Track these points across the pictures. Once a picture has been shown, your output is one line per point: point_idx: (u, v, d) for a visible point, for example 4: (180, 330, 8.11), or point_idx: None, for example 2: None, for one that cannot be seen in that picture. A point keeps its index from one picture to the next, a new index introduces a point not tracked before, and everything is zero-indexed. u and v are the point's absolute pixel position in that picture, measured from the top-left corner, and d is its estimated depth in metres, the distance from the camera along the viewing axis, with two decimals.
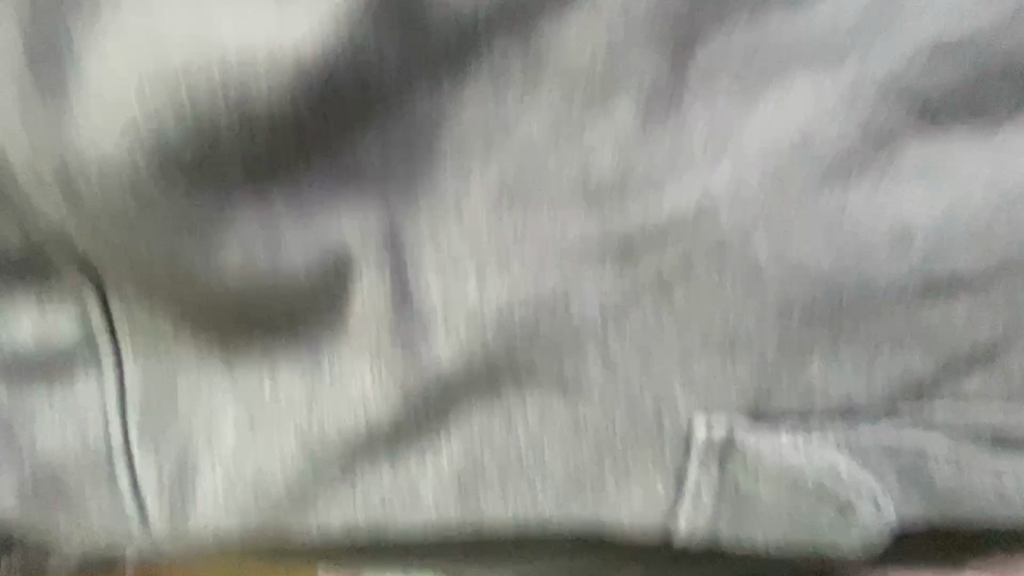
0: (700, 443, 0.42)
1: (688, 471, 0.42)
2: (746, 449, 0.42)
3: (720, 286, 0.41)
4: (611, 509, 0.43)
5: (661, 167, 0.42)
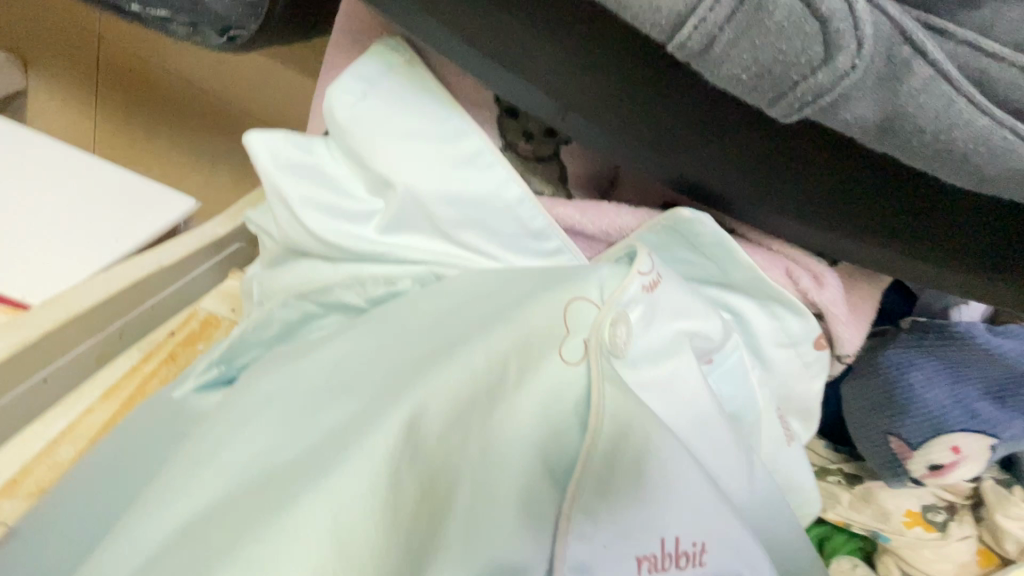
0: (678, 216, 0.35)
1: (631, 284, 0.35)
2: (703, 230, 0.35)
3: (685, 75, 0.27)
4: (536, 270, 0.38)
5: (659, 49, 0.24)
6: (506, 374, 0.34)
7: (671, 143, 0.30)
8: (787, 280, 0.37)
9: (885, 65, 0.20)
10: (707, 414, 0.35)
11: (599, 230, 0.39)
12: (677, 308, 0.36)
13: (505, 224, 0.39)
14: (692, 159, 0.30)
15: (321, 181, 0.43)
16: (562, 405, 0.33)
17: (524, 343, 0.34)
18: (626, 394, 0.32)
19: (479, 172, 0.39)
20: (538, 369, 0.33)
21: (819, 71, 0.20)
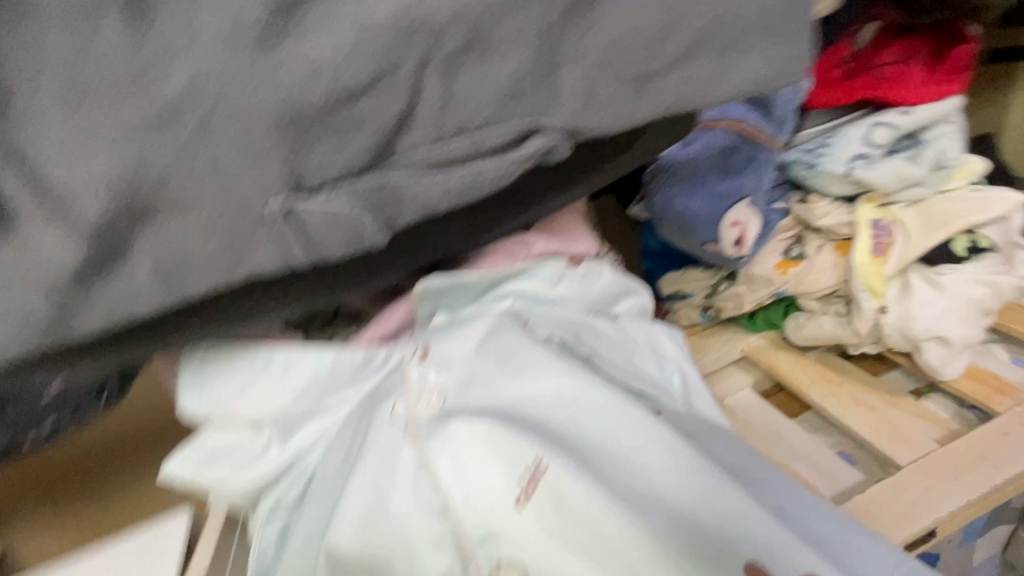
0: (421, 288, 0.42)
1: (410, 369, 0.42)
2: (438, 286, 0.43)
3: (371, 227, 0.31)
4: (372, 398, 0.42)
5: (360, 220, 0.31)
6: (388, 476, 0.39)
7: (401, 258, 0.40)
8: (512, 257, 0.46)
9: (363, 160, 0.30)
10: (519, 450, 0.37)
11: (400, 323, 0.46)
12: (454, 360, 0.42)
13: (343, 375, 0.43)
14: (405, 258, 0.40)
15: (211, 459, 0.44)
16: (408, 482, 0.39)
17: (374, 477, 0.40)
18: (453, 468, 0.38)
19: (284, 373, 0.43)
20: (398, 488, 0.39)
21: (435, 172, 0.32)
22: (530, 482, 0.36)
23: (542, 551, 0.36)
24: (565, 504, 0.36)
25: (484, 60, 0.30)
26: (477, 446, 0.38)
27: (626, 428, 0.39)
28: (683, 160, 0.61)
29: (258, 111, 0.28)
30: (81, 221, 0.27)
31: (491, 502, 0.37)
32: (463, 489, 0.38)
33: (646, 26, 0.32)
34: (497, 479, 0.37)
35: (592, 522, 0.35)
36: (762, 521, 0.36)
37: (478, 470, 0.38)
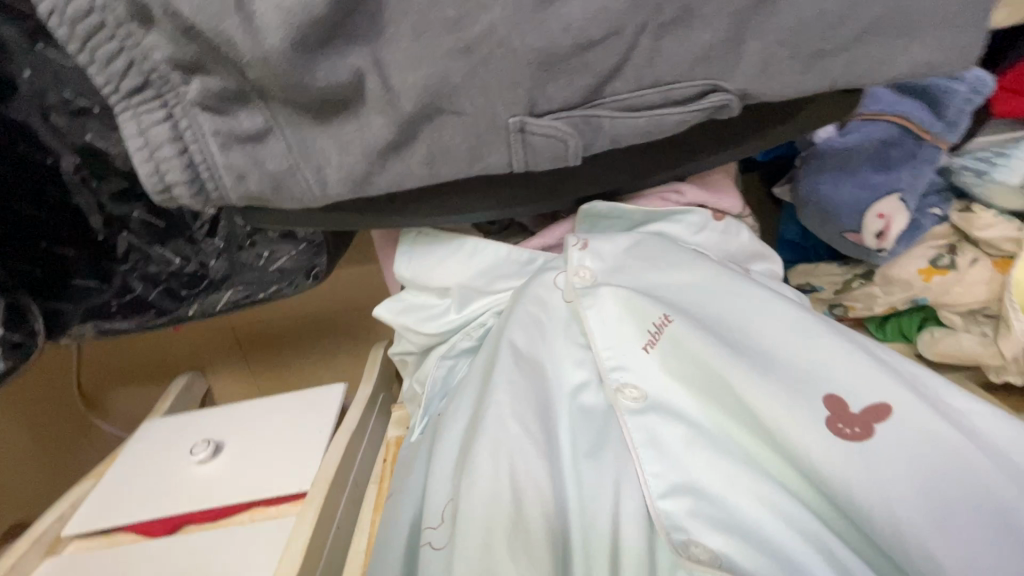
0: (584, 208, 0.55)
1: (572, 253, 0.54)
2: (600, 208, 0.55)
3: (574, 148, 0.43)
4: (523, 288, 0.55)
5: (561, 132, 0.42)
6: (536, 319, 0.52)
7: (577, 183, 0.51)
8: (666, 201, 0.57)
9: (581, 96, 0.41)
10: (648, 309, 0.49)
11: (561, 239, 0.59)
12: (607, 254, 0.54)
13: (513, 266, 0.58)
14: (582, 183, 0.51)
15: (410, 307, 0.61)
16: (560, 324, 0.52)
17: (534, 314, 0.52)
18: (596, 310, 0.51)
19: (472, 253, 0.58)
20: (544, 331, 0.52)
21: (628, 113, 0.42)
22: (656, 332, 0.48)
23: (660, 380, 0.48)
24: (682, 344, 0.46)
25: (690, 30, 0.39)
26: (613, 304, 0.50)
27: (740, 301, 0.48)
28: (839, 149, 0.64)
29: (524, 53, 0.39)
30: (398, 113, 0.41)
31: (624, 343, 0.50)
32: (602, 334, 0.50)
33: (829, 12, 0.38)
34: (630, 329, 0.49)
35: (704, 358, 0.45)
36: (857, 368, 0.42)
37: (616, 321, 0.50)
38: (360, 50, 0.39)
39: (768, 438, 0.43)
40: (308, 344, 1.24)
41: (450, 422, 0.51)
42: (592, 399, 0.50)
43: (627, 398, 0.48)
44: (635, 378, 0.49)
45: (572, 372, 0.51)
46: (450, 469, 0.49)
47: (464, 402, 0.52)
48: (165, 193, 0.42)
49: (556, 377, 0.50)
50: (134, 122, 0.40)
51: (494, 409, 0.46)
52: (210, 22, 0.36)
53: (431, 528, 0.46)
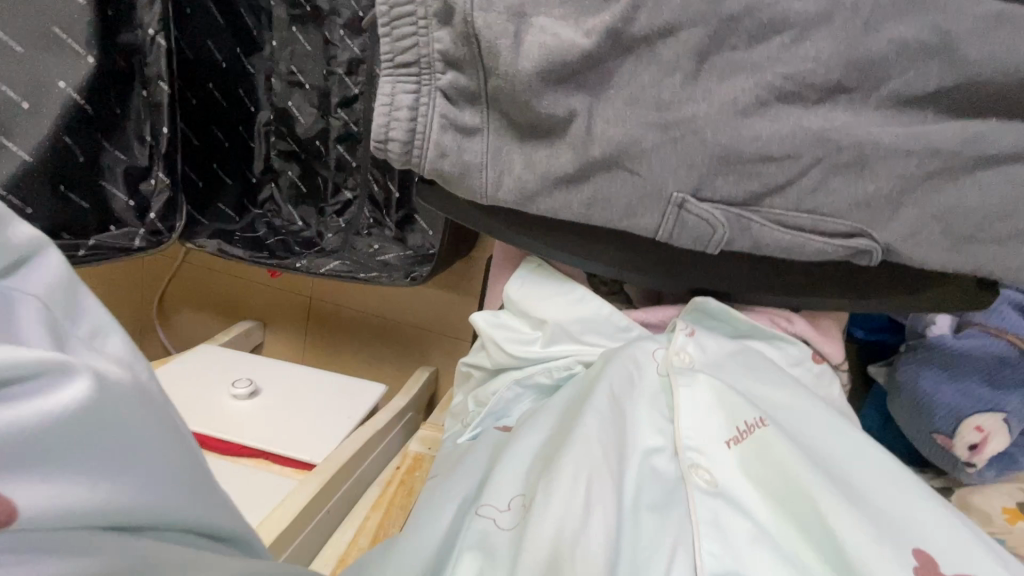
0: (697, 300, 0.57)
1: (678, 334, 0.57)
2: (711, 305, 0.57)
3: (720, 238, 0.48)
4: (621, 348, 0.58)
5: (714, 219, 0.48)
6: (631, 377, 0.55)
7: (700, 274, 0.56)
8: (773, 324, 0.59)
9: (743, 196, 0.47)
10: (743, 409, 0.51)
11: (660, 321, 0.63)
12: (712, 347, 0.57)
13: (610, 327, 0.62)
14: (705, 274, 0.55)
15: (502, 325, 0.66)
16: (650, 390, 0.55)
17: (630, 370, 0.55)
18: (691, 389, 0.53)
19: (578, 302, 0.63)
20: (634, 390, 0.55)
21: (778, 226, 0.47)
22: (745, 431, 0.50)
23: (736, 475, 0.49)
24: (771, 450, 0.48)
25: (859, 177, 0.44)
26: (709, 391, 0.53)
27: (837, 435, 0.50)
28: (951, 349, 0.64)
29: (710, 144, 0.45)
30: (587, 153, 0.48)
31: (709, 430, 0.51)
32: (689, 414, 0.52)
33: (994, 207, 0.42)
34: (719, 419, 0.51)
35: (790, 468, 0.47)
36: (950, 536, 0.43)
37: (707, 408, 0.52)
38: (580, 95, 0.46)
39: (842, 571, 0.42)
40: (368, 340, 1.30)
41: (526, 434, 0.56)
42: (664, 465, 0.51)
43: (701, 479, 0.49)
44: (711, 465, 0.50)
45: (650, 436, 0.52)
46: (521, 472, 0.54)
47: (542, 422, 0.57)
48: (382, 145, 0.51)
49: (635, 435, 0.52)
50: (390, 85, 0.49)
51: (581, 436, 0.50)
52: (489, 34, 0.44)
53: (495, 511, 0.51)
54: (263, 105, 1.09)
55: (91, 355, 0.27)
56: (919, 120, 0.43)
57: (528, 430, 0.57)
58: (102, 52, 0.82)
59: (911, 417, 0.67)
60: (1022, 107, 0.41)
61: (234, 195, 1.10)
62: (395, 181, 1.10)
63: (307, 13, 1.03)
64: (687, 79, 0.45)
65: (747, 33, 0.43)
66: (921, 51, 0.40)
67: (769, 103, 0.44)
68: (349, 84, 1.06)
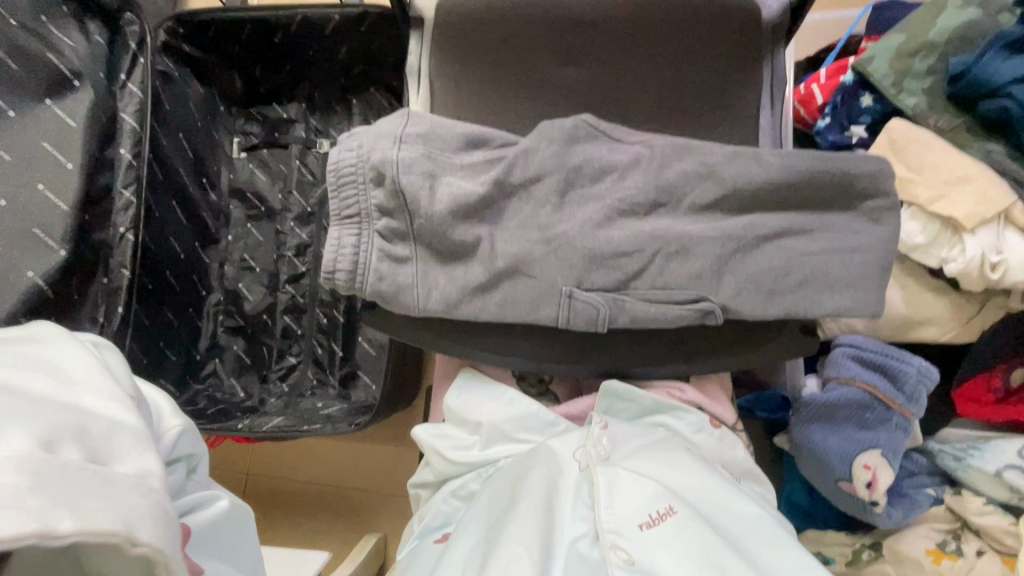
0: (606, 385, 0.65)
1: (594, 428, 0.63)
2: (617, 387, 0.66)
3: (605, 317, 0.62)
4: (538, 450, 0.62)
5: (599, 299, 0.61)
6: (557, 477, 0.60)
7: (601, 355, 0.68)
8: (671, 394, 0.70)
9: (614, 284, 0.62)
10: (655, 495, 0.56)
11: (581, 411, 0.72)
12: (621, 439, 0.63)
13: (539, 422, 0.68)
14: (606, 357, 0.68)
15: (442, 435, 0.70)
16: (572, 483, 0.59)
17: (552, 469, 0.60)
18: (603, 479, 0.58)
19: (505, 404, 0.69)
20: (558, 485, 0.59)
21: (644, 303, 0.61)
22: (657, 516, 0.55)
23: (654, 553, 0.53)
24: (680, 530, 0.53)
25: (688, 260, 0.61)
26: (623, 480, 0.58)
27: (729, 506, 0.57)
28: (823, 403, 0.76)
29: (581, 249, 0.61)
30: (492, 266, 0.63)
31: (626, 512, 0.56)
32: (609, 501, 0.57)
33: (779, 269, 0.60)
34: (635, 504, 0.56)
35: (697, 546, 0.52)
36: None
37: (626, 494, 0.57)
38: (483, 226, 0.63)
39: None
40: (313, 513, 1.22)
41: (460, 540, 0.57)
42: (588, 550, 0.55)
43: (619, 559, 0.53)
44: (629, 545, 0.54)
45: (574, 525, 0.57)
46: None
47: (473, 529, 0.58)
48: (330, 275, 0.63)
49: (561, 526, 0.56)
50: (337, 232, 0.64)
51: (510, 537, 0.53)
52: (411, 189, 0.62)
53: None
54: (214, 289, 1.18)
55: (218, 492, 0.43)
56: (714, 219, 0.62)
57: (459, 537, 0.58)
58: (77, 244, 0.82)
59: (810, 472, 0.78)
60: (772, 204, 0.62)
61: (177, 371, 1.09)
62: (339, 342, 1.20)
63: (261, 212, 1.22)
64: (555, 208, 0.63)
65: (588, 176, 0.64)
66: (697, 177, 0.62)
67: (613, 219, 0.62)
68: (297, 264, 1.21)
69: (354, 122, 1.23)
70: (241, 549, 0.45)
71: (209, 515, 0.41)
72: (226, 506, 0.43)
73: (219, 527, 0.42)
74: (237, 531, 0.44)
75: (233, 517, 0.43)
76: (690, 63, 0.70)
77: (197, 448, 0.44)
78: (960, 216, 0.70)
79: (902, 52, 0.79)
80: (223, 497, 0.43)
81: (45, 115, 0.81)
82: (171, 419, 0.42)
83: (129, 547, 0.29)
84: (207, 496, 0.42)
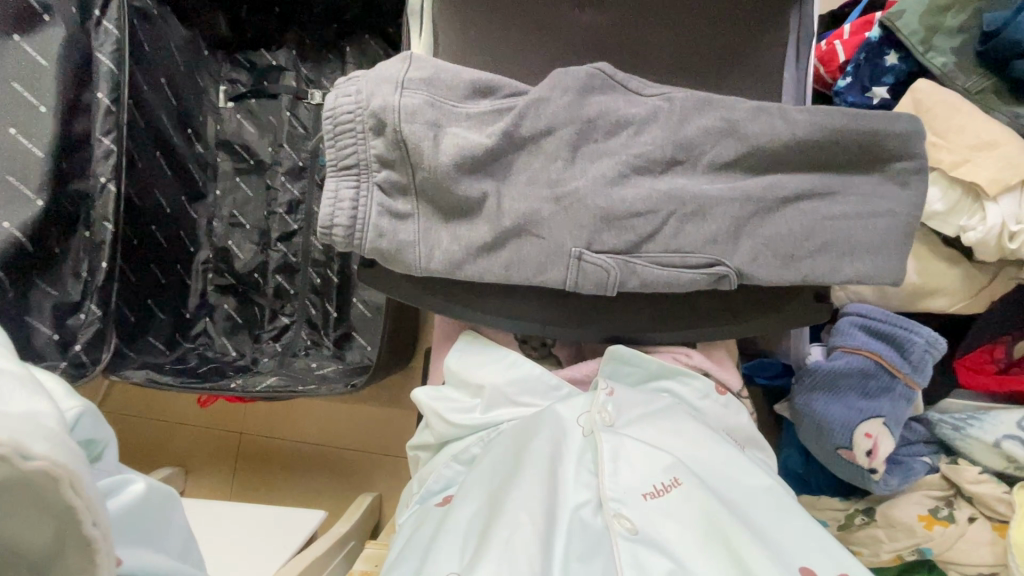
0: (612, 350, 0.64)
1: (600, 395, 0.61)
2: (624, 353, 0.64)
3: (615, 279, 0.59)
4: (541, 417, 0.61)
5: (609, 261, 0.59)
6: (561, 444, 0.58)
7: (608, 320, 0.66)
8: (676, 360, 0.69)
9: (625, 247, 0.59)
10: (661, 466, 0.55)
11: (584, 375, 0.70)
12: (626, 406, 0.62)
13: (542, 386, 0.66)
14: (612, 322, 0.66)
15: (443, 398, 0.69)
16: (575, 450, 0.58)
17: (555, 437, 0.58)
18: (607, 447, 0.57)
19: (507, 367, 0.67)
20: (562, 451, 0.58)
21: (656, 266, 0.59)
22: (662, 488, 0.54)
23: (658, 522, 0.52)
24: (686, 501, 0.52)
25: (705, 221, 0.58)
26: (628, 450, 0.57)
27: (733, 477, 0.57)
28: (828, 373, 0.75)
29: (593, 208, 0.58)
30: (498, 224, 0.59)
31: (631, 481, 0.55)
32: (613, 469, 0.56)
33: (798, 233, 0.57)
34: (640, 474, 0.55)
35: (703, 515, 0.51)
36: (828, 560, 0.50)
37: (632, 463, 0.56)
38: (490, 181, 0.60)
39: None
40: (309, 471, 1.22)
41: (461, 506, 0.56)
42: (591, 517, 0.54)
43: (623, 527, 0.52)
44: (632, 513, 0.53)
45: (578, 491, 0.55)
46: (459, 547, 0.53)
47: (473, 496, 0.57)
48: (327, 230, 0.60)
49: (565, 493, 0.55)
50: (334, 184, 0.60)
51: (514, 504, 0.52)
52: (414, 139, 0.58)
53: None
54: (203, 245, 1.14)
55: (127, 477, 0.40)
56: (733, 179, 0.59)
57: (461, 504, 0.57)
58: (54, 195, 0.77)
59: (811, 441, 0.78)
60: (794, 165, 0.59)
61: (166, 328, 1.05)
62: (333, 303, 1.17)
63: (251, 166, 1.16)
64: (567, 163, 0.60)
65: (603, 130, 0.60)
66: (718, 133, 0.58)
67: (627, 177, 0.59)
68: (289, 222, 1.17)
69: (348, 72, 1.16)
70: (167, 533, 0.42)
71: (125, 500, 0.38)
72: (145, 488, 0.40)
73: (135, 512, 0.39)
74: (160, 514, 0.41)
75: (153, 499, 0.40)
76: (713, 11, 0.66)
77: (99, 433, 0.40)
78: (984, 182, 0.67)
79: (935, 6, 0.74)
80: (138, 480, 0.40)
81: (11, 50, 0.73)
82: (68, 401, 0.38)
83: (20, 462, 0.27)
84: (119, 482, 0.39)
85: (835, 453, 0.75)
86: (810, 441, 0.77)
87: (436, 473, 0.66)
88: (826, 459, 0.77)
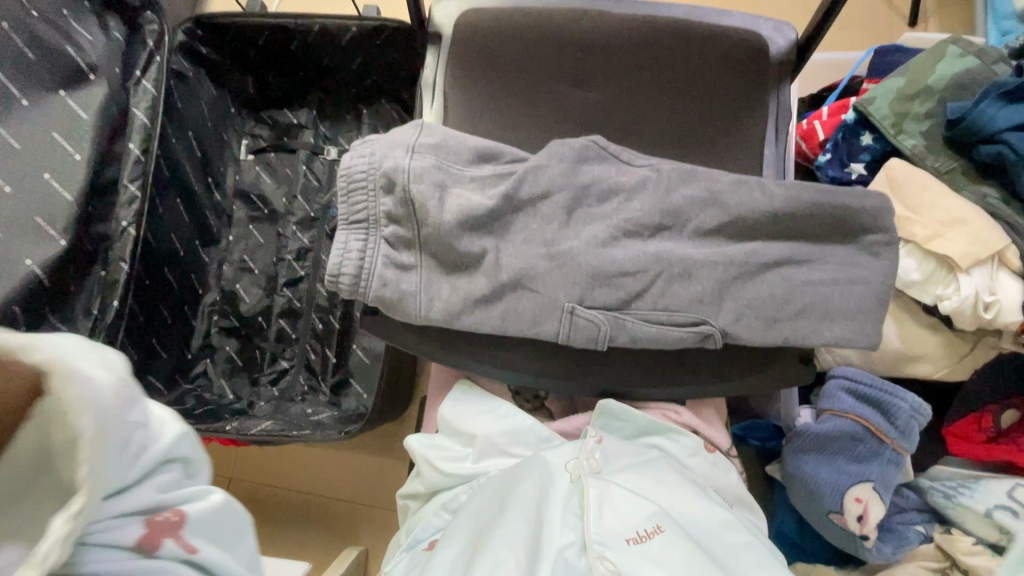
0: (602, 403, 0.65)
1: (588, 440, 0.62)
2: (614, 407, 0.65)
3: (606, 335, 0.62)
4: (529, 462, 0.61)
5: (599, 316, 0.62)
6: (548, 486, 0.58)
7: (599, 374, 0.68)
8: (666, 417, 0.70)
9: (615, 304, 0.62)
10: (644, 513, 0.56)
11: (576, 428, 0.71)
12: (614, 456, 0.63)
13: (533, 439, 0.68)
14: (604, 375, 0.68)
15: (435, 446, 0.69)
16: (562, 492, 0.58)
17: (542, 481, 0.58)
18: (591, 492, 0.57)
19: (500, 418, 0.68)
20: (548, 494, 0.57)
21: (645, 323, 0.62)
22: (644, 534, 0.54)
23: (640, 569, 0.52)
24: (667, 548, 0.53)
25: (691, 283, 0.61)
26: (612, 495, 0.57)
27: (715, 529, 0.57)
28: (817, 433, 0.76)
29: (584, 266, 0.62)
30: (496, 278, 0.63)
31: (615, 526, 0.55)
32: (598, 513, 0.56)
33: (778, 297, 0.61)
34: (624, 520, 0.55)
35: (683, 562, 0.52)
36: None
37: (617, 508, 0.56)
38: (490, 239, 0.64)
39: None
40: (297, 521, 1.20)
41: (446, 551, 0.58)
42: (575, 560, 0.54)
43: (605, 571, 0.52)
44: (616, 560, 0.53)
45: (563, 533, 0.55)
46: None
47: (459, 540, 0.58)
48: (335, 278, 0.63)
49: (550, 535, 0.54)
50: (343, 237, 0.64)
51: (496, 546, 0.54)
52: (420, 198, 0.62)
53: None
54: (211, 288, 1.17)
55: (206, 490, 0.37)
56: (718, 245, 0.63)
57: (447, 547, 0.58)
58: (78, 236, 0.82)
59: (803, 500, 0.77)
60: (774, 233, 0.63)
61: (167, 368, 1.07)
62: (333, 349, 1.19)
63: (264, 214, 1.22)
64: (562, 224, 0.64)
65: (596, 196, 0.65)
66: (702, 202, 0.63)
67: (618, 239, 0.63)
68: (296, 268, 1.21)
69: (363, 131, 1.25)
70: (235, 548, 0.39)
71: (205, 508, 0.36)
72: (222, 499, 0.37)
73: (209, 521, 0.36)
74: (231, 527, 0.38)
75: (223, 513, 0.37)
76: (697, 92, 0.72)
77: (197, 452, 0.37)
78: (956, 256, 0.72)
79: (902, 94, 0.82)
80: (217, 492, 0.37)
81: (58, 105, 0.80)
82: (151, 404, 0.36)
83: None
84: (201, 491, 0.36)
85: (827, 514, 0.74)
86: (802, 498, 0.76)
87: (426, 521, 0.66)
88: (818, 520, 0.76)
